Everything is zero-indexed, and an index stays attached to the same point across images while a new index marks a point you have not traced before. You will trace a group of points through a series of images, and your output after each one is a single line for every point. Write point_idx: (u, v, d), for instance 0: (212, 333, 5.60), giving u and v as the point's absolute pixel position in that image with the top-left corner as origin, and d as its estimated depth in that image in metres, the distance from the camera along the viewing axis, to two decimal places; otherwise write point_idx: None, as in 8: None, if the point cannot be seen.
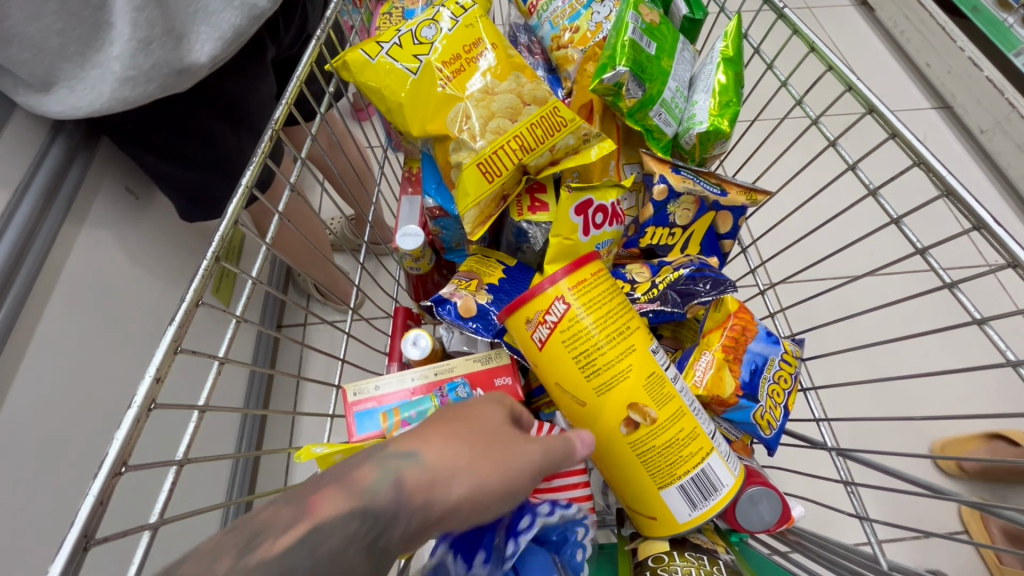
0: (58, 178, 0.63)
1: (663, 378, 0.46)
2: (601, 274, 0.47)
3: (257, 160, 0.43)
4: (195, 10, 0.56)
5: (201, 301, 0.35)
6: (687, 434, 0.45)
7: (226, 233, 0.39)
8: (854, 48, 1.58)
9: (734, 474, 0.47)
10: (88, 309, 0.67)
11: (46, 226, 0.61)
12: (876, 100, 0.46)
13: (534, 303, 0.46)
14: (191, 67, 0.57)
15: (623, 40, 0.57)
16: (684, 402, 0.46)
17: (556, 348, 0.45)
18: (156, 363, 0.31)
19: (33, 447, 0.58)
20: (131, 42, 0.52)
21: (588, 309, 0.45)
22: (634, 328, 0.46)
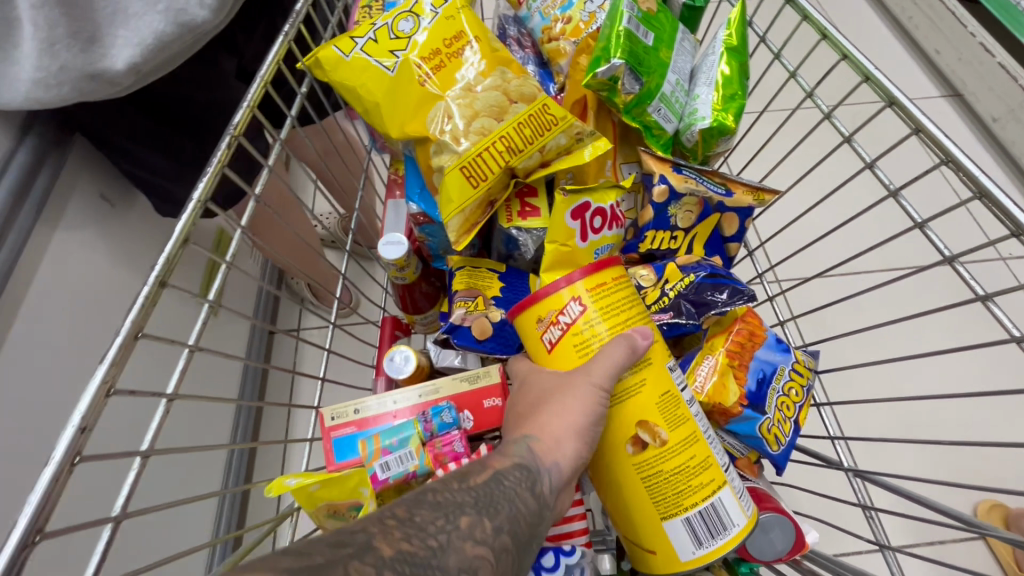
0: (23, 186, 0.63)
1: (677, 398, 0.42)
2: (621, 281, 0.44)
3: (212, 170, 0.40)
4: (113, 12, 0.52)
5: (141, 333, 0.32)
6: (698, 462, 0.41)
7: (174, 253, 0.35)
8: (860, 34, 1.52)
9: (747, 514, 0.42)
10: (51, 321, 0.65)
11: (12, 236, 0.61)
12: (897, 92, 0.42)
13: (548, 303, 0.42)
14: (105, 74, 0.53)
15: (618, 30, 0.53)
16: (698, 426, 0.42)
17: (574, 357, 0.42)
18: (82, 407, 0.28)
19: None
20: (35, 41, 0.50)
21: (604, 316, 0.42)
22: (653, 338, 0.43)
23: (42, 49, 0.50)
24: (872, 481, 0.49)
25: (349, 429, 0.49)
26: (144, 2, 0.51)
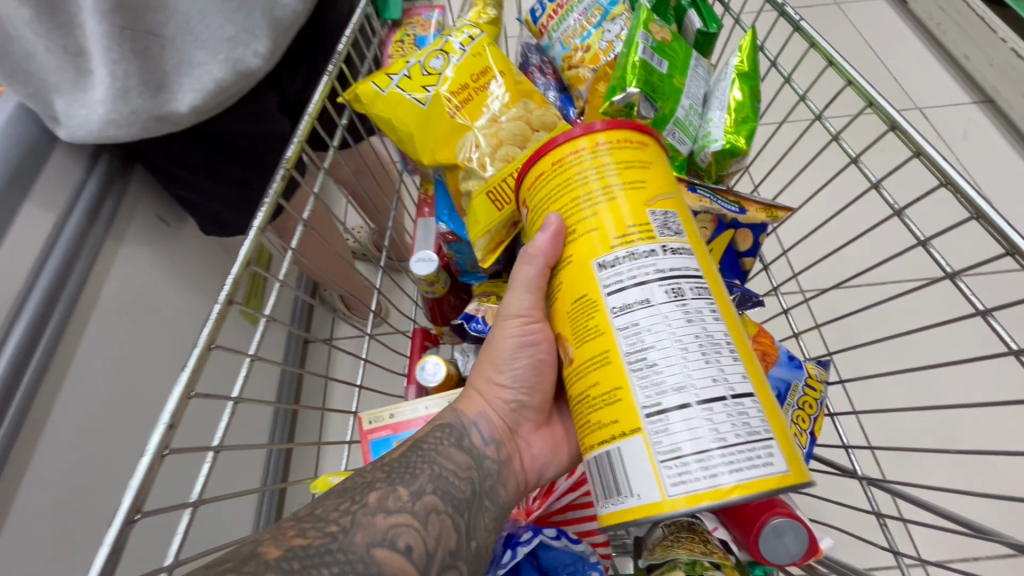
0: (95, 205, 0.70)
1: (596, 307, 0.36)
2: (558, 166, 0.39)
3: (270, 200, 0.45)
4: (179, 62, 0.59)
5: (214, 344, 0.36)
6: (602, 395, 0.35)
7: (239, 274, 0.40)
8: (886, 41, 1.52)
9: (664, 493, 0.32)
10: (114, 332, 0.72)
11: (84, 256, 0.68)
12: (899, 117, 0.44)
13: (548, 157, 0.40)
14: (171, 114, 0.59)
15: (633, 60, 0.56)
16: (617, 346, 0.35)
17: (536, 191, 0.41)
18: (169, 411, 0.32)
19: (65, 468, 0.63)
20: (110, 89, 0.56)
21: (538, 207, 0.41)
22: (627, 192, 0.38)
23: (116, 96, 0.56)
24: (890, 492, 0.50)
25: (385, 431, 0.53)
26: (206, 53, 0.58)
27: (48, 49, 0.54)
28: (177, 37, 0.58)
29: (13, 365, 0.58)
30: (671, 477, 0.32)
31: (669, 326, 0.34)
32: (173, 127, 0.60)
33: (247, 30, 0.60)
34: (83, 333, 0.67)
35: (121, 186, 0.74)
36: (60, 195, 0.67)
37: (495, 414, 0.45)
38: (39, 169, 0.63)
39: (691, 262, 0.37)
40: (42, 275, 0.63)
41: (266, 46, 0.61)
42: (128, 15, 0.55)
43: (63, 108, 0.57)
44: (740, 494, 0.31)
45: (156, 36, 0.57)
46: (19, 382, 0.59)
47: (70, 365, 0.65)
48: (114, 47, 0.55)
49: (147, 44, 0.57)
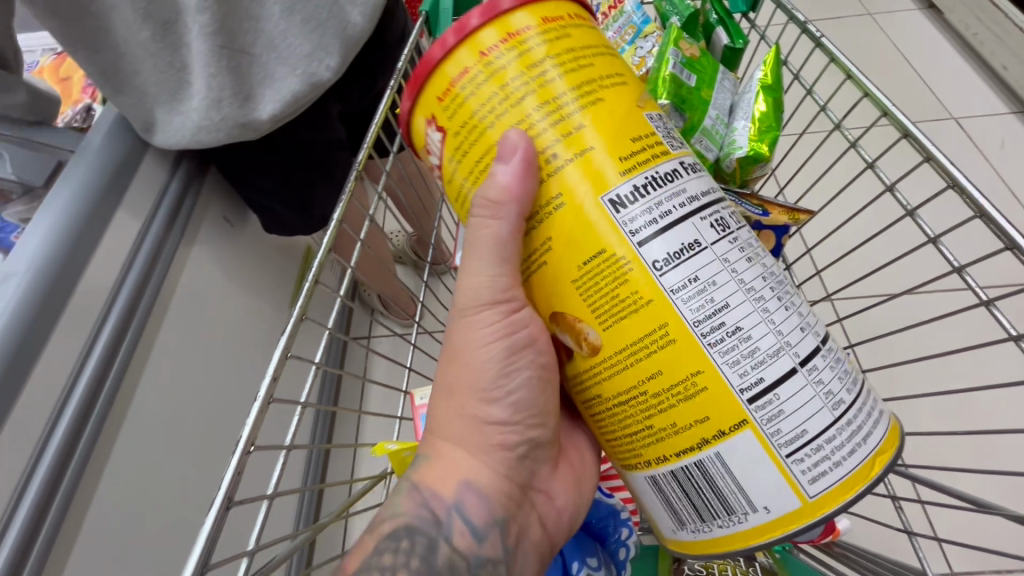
0: (173, 210, 0.74)
1: (626, 274, 0.36)
2: (456, 97, 0.40)
3: (345, 196, 0.55)
4: (264, 77, 0.65)
5: (304, 316, 0.45)
6: (668, 385, 0.36)
7: (322, 259, 0.50)
8: (921, 51, 1.52)
9: (805, 497, 0.35)
10: (185, 330, 0.77)
11: (162, 260, 0.73)
12: (911, 126, 0.48)
13: (451, 62, 0.40)
14: (255, 122, 0.65)
15: (664, 74, 0.61)
16: (677, 317, 0.36)
17: (452, 112, 0.40)
18: (272, 367, 0.40)
19: (141, 452, 0.69)
20: (205, 99, 0.62)
21: (454, 147, 0.41)
22: (605, 95, 0.38)
23: (209, 106, 0.63)
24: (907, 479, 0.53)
25: None
26: (287, 69, 0.66)
27: (154, 65, 0.61)
28: (263, 55, 0.65)
29: (100, 365, 0.63)
30: (807, 476, 0.35)
31: (735, 275, 0.36)
32: (253, 134, 0.66)
33: (321, 47, 0.67)
34: (158, 333, 0.72)
35: (194, 189, 0.78)
36: (145, 202, 0.71)
37: (486, 480, 0.43)
38: (129, 180, 0.68)
39: (706, 180, 0.40)
40: (125, 282, 0.68)
41: (336, 61, 0.68)
42: (228, 35, 0.62)
43: (160, 117, 0.64)
44: (875, 458, 0.36)
45: (247, 53, 0.64)
46: (104, 378, 0.64)
47: (145, 364, 0.70)
48: (213, 63, 0.61)
49: (240, 60, 0.64)
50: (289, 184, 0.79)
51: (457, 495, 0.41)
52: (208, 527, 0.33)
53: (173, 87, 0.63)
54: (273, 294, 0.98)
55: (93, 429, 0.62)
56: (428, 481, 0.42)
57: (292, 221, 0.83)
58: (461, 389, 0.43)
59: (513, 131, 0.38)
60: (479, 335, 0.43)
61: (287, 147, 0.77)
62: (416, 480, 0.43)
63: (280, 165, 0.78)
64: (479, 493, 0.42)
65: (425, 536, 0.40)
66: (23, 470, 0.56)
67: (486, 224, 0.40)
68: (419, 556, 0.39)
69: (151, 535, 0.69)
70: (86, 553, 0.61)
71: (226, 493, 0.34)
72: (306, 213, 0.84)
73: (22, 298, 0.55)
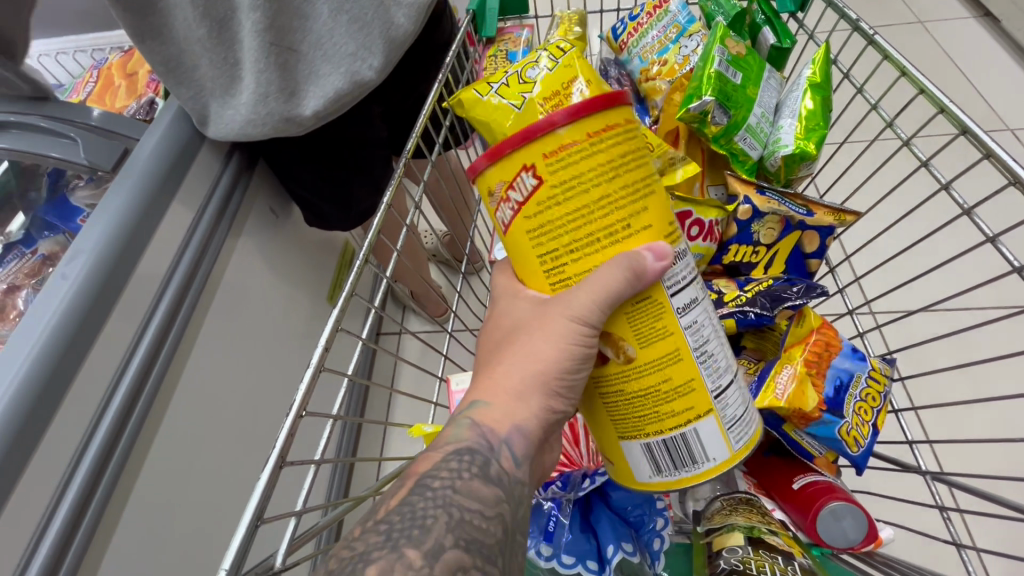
0: (224, 201, 0.71)
1: (661, 308, 0.39)
2: (566, 149, 0.36)
3: (395, 182, 0.58)
4: (309, 75, 0.64)
5: (355, 293, 0.47)
6: (674, 386, 0.40)
7: (372, 241, 0.52)
8: (971, 55, 1.47)
9: (733, 449, 0.42)
10: (231, 319, 0.75)
11: (211, 251, 0.70)
12: (969, 122, 0.48)
13: (587, 126, 0.36)
14: (296, 117, 0.64)
15: (709, 72, 0.61)
16: (686, 343, 0.40)
17: (547, 190, 0.37)
18: (324, 338, 0.42)
19: (185, 439, 0.66)
20: (254, 94, 0.62)
21: (553, 195, 0.37)
22: (656, 188, 0.39)
23: (256, 101, 0.63)
24: (954, 485, 0.53)
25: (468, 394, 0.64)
26: (330, 67, 0.65)
27: (209, 60, 0.62)
28: (309, 53, 0.65)
29: (154, 342, 0.61)
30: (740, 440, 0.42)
31: (711, 318, 0.42)
32: (296, 130, 0.65)
33: (366, 46, 0.65)
34: (208, 316, 0.70)
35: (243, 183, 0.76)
36: (200, 191, 0.68)
37: (534, 426, 0.42)
38: (188, 166, 0.66)
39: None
40: (179, 266, 0.65)
41: (380, 62, 0.66)
42: (278, 32, 0.62)
43: (215, 109, 0.65)
44: (760, 429, 0.45)
45: (294, 50, 0.64)
46: (158, 353, 0.62)
47: (193, 348, 0.67)
48: (260, 59, 0.62)
49: (287, 59, 0.63)
50: (330, 177, 0.80)
51: (508, 434, 0.41)
52: (262, 483, 0.35)
53: (225, 81, 0.63)
54: (313, 288, 0.97)
55: (143, 407, 0.60)
56: (485, 419, 0.41)
57: (326, 210, 0.84)
58: (542, 360, 0.42)
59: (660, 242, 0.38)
60: (566, 331, 0.40)
61: (329, 142, 0.78)
62: (476, 417, 0.42)
63: (321, 161, 0.79)
64: (524, 436, 0.42)
65: (481, 455, 0.40)
66: (76, 445, 0.53)
67: (613, 280, 0.37)
68: (478, 467, 0.39)
69: (191, 525, 0.66)
70: (127, 541, 0.58)
71: (281, 451, 0.36)
72: (343, 210, 0.84)
73: (89, 270, 0.54)
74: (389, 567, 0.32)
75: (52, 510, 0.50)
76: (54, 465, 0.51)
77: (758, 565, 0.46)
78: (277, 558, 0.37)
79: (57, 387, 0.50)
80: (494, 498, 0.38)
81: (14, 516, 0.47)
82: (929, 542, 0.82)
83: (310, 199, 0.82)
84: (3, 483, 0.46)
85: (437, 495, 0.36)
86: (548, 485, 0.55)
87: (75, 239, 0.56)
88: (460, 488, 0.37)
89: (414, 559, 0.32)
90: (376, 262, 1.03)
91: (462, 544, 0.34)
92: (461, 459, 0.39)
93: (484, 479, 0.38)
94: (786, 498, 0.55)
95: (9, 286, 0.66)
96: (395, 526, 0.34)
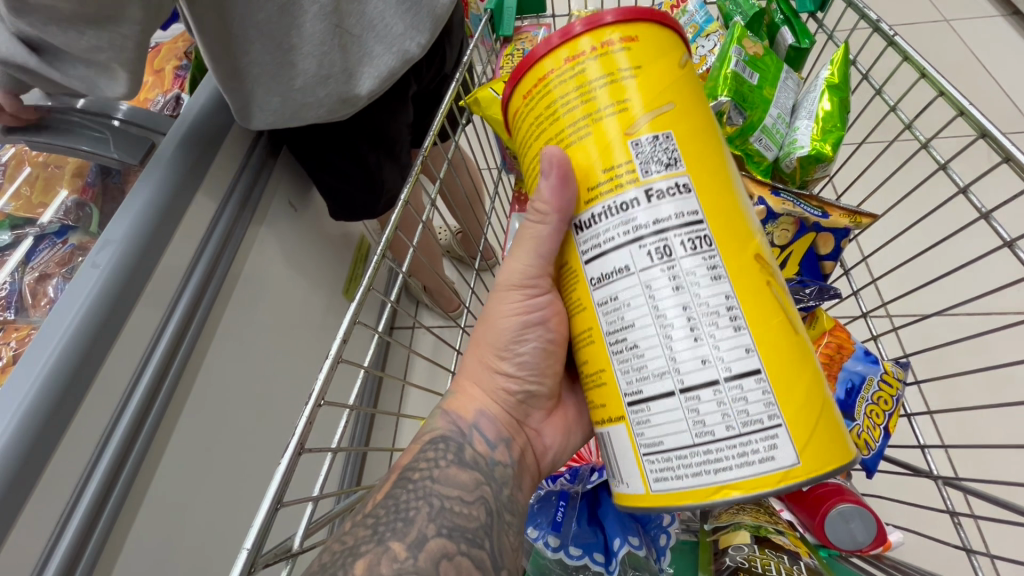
0: (251, 184, 0.73)
1: (578, 279, 0.37)
2: (541, 84, 0.38)
3: (412, 178, 0.59)
4: (363, 54, 0.66)
5: (372, 286, 0.48)
6: (591, 374, 0.37)
7: (388, 236, 0.53)
8: (1000, 54, 1.44)
9: (648, 484, 0.34)
10: (250, 311, 0.76)
11: (232, 243, 0.71)
12: (989, 125, 0.48)
13: (570, 48, 0.36)
14: (356, 97, 0.65)
15: (726, 72, 0.61)
16: (599, 325, 0.35)
17: (522, 120, 0.39)
18: (342, 330, 0.43)
19: (204, 429, 0.67)
20: (315, 75, 0.62)
21: (528, 127, 0.39)
22: (605, 123, 0.35)
23: (317, 82, 0.63)
24: (966, 491, 0.53)
25: None
26: (384, 47, 0.66)
27: (262, 46, 0.59)
28: (363, 34, 0.65)
29: (177, 331, 0.63)
30: (656, 473, 0.34)
31: (651, 299, 0.33)
32: (352, 110, 0.67)
33: (413, 26, 0.67)
34: (226, 309, 0.71)
35: (266, 174, 0.77)
36: (224, 183, 0.70)
37: (497, 409, 0.45)
38: (211, 161, 0.67)
39: (682, 206, 0.34)
40: (201, 259, 0.66)
41: (426, 39, 0.69)
42: (339, 15, 0.62)
43: (259, 97, 0.63)
44: (718, 489, 0.31)
45: (349, 31, 0.64)
46: (180, 342, 0.64)
47: (212, 340, 0.69)
48: (325, 41, 0.62)
49: (344, 39, 0.63)
50: (363, 163, 0.78)
51: (476, 417, 0.44)
52: (283, 468, 0.37)
53: (278, 67, 0.61)
54: (328, 282, 0.98)
55: (164, 398, 0.61)
56: (453, 407, 0.45)
57: (358, 198, 0.82)
58: (483, 341, 0.45)
59: (579, 172, 0.36)
60: (507, 306, 0.43)
61: (365, 129, 0.77)
62: (445, 406, 0.45)
63: (348, 147, 0.76)
64: (491, 419, 0.44)
65: (455, 441, 0.42)
66: (101, 434, 0.54)
67: (532, 224, 0.39)
68: (453, 454, 0.41)
69: (210, 515, 0.68)
70: (149, 523, 0.59)
71: (300, 439, 0.38)
72: (371, 197, 0.82)
73: (117, 261, 0.56)
74: (376, 559, 0.34)
75: (78, 496, 0.52)
76: (80, 452, 0.52)
77: (763, 563, 0.47)
78: (294, 540, 0.38)
79: (84, 375, 0.52)
80: (473, 483, 0.40)
81: (46, 495, 0.49)
82: (941, 547, 0.81)
83: (343, 188, 0.81)
84: (36, 462, 0.48)
85: (417, 487, 0.38)
86: (556, 478, 0.56)
87: (105, 227, 0.58)
88: (437, 477, 0.39)
89: (400, 550, 0.35)
90: (391, 257, 1.06)
91: (444, 532, 0.36)
92: (436, 447, 0.41)
93: (460, 465, 0.41)
94: (795, 499, 0.56)
95: (39, 276, 0.65)
96: (381, 519, 0.36)
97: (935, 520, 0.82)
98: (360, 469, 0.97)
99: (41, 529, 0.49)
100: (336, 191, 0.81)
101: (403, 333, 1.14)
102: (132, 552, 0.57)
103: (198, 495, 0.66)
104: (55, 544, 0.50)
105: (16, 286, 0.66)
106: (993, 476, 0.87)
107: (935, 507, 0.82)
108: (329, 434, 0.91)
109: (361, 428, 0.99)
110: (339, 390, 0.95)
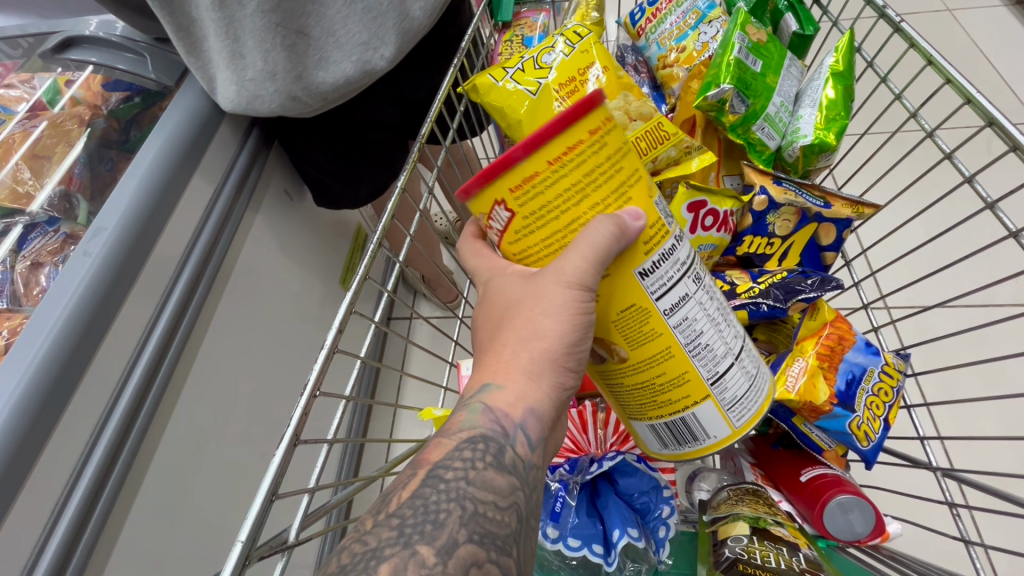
0: (240, 183, 0.72)
1: (648, 313, 0.40)
2: (535, 181, 0.36)
3: (409, 166, 0.57)
4: (319, 59, 0.62)
5: (367, 276, 0.47)
6: (668, 378, 0.41)
7: (386, 225, 0.52)
8: (1003, 43, 1.43)
9: (733, 427, 0.43)
10: (245, 300, 0.75)
11: (224, 236, 0.70)
12: (996, 113, 0.47)
13: (585, 123, 0.35)
14: (303, 99, 0.62)
15: (728, 59, 0.60)
16: (677, 342, 0.41)
17: (524, 213, 0.37)
18: (337, 320, 0.43)
19: (197, 424, 0.66)
20: (261, 72, 0.59)
21: (530, 219, 0.38)
22: (634, 190, 0.38)
23: (264, 77, 0.60)
24: (963, 481, 0.53)
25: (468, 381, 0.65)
26: (342, 53, 0.63)
27: (214, 32, 0.57)
28: (321, 38, 0.62)
29: (170, 324, 0.62)
30: (741, 420, 0.43)
31: (706, 309, 0.41)
32: (302, 109, 0.64)
33: (378, 36, 0.64)
34: (221, 300, 0.70)
35: (261, 163, 0.76)
36: (212, 179, 0.68)
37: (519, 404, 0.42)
38: (202, 151, 0.66)
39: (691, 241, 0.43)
40: (194, 251, 0.66)
41: (392, 52, 0.65)
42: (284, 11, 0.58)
43: (221, 77, 0.61)
44: (765, 403, 0.46)
45: (304, 35, 0.60)
46: (174, 334, 0.63)
47: (206, 332, 0.68)
48: (267, 40, 0.58)
49: (296, 41, 0.60)
50: (341, 156, 0.78)
51: (523, 417, 0.40)
52: (277, 461, 0.36)
53: (229, 56, 0.58)
54: (325, 271, 0.97)
55: (156, 395, 0.60)
56: (497, 404, 0.40)
57: (335, 190, 0.81)
58: (504, 340, 0.42)
59: (630, 204, 0.38)
60: (529, 302, 0.40)
61: (345, 124, 0.76)
62: (487, 402, 0.40)
63: (336, 143, 0.77)
64: (538, 418, 0.41)
65: (496, 443, 0.38)
66: (91, 430, 0.53)
67: (602, 242, 0.37)
68: (492, 456, 0.37)
69: (206, 508, 0.68)
70: (137, 526, 0.58)
71: (296, 431, 0.37)
72: (340, 182, 0.80)
73: (107, 249, 0.55)
74: (402, 563, 0.30)
75: (68, 494, 0.51)
76: (71, 449, 0.51)
77: (762, 554, 0.46)
78: (290, 533, 0.38)
79: (74, 370, 0.50)
80: (508, 487, 0.36)
81: (37, 491, 0.48)
82: (937, 536, 0.82)
83: (320, 178, 0.80)
84: (25, 461, 0.46)
85: (450, 488, 0.34)
86: (556, 469, 0.56)
87: (98, 215, 0.57)
88: (473, 479, 0.35)
89: (428, 555, 0.31)
90: (389, 246, 1.06)
91: (476, 537, 0.32)
92: (474, 447, 0.37)
93: (498, 468, 0.37)
94: (794, 491, 0.56)
95: (32, 264, 0.64)
96: (407, 521, 0.32)
97: (932, 510, 0.83)
98: (357, 458, 0.97)
99: (30, 530, 0.48)
100: (311, 176, 0.80)
101: (400, 323, 1.14)
102: (123, 550, 0.56)
103: (190, 488, 0.65)
104: (46, 542, 0.49)
105: (7, 276, 0.64)
106: (990, 464, 0.88)
107: (931, 497, 0.83)
108: (324, 425, 0.90)
109: (358, 417, 0.98)
110: (336, 378, 0.94)
